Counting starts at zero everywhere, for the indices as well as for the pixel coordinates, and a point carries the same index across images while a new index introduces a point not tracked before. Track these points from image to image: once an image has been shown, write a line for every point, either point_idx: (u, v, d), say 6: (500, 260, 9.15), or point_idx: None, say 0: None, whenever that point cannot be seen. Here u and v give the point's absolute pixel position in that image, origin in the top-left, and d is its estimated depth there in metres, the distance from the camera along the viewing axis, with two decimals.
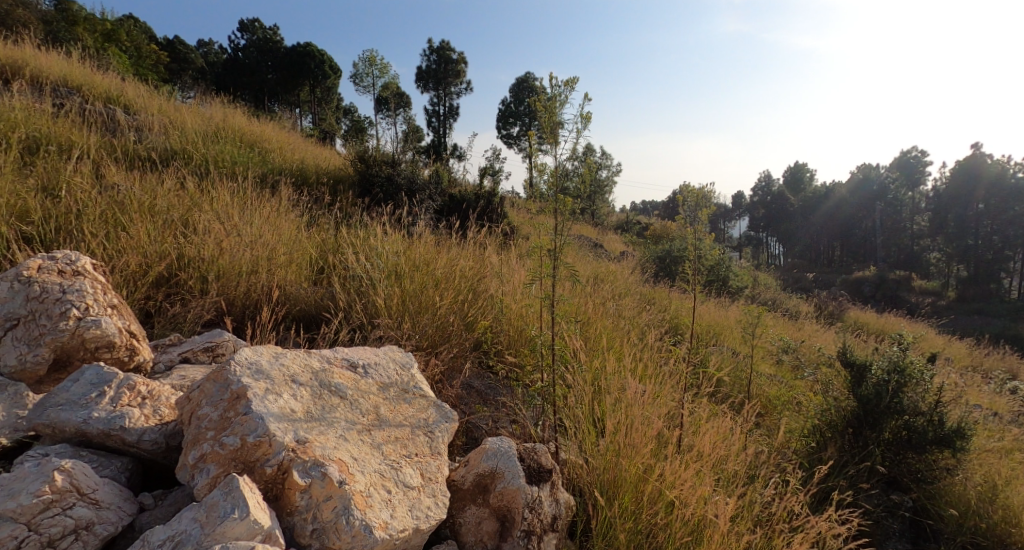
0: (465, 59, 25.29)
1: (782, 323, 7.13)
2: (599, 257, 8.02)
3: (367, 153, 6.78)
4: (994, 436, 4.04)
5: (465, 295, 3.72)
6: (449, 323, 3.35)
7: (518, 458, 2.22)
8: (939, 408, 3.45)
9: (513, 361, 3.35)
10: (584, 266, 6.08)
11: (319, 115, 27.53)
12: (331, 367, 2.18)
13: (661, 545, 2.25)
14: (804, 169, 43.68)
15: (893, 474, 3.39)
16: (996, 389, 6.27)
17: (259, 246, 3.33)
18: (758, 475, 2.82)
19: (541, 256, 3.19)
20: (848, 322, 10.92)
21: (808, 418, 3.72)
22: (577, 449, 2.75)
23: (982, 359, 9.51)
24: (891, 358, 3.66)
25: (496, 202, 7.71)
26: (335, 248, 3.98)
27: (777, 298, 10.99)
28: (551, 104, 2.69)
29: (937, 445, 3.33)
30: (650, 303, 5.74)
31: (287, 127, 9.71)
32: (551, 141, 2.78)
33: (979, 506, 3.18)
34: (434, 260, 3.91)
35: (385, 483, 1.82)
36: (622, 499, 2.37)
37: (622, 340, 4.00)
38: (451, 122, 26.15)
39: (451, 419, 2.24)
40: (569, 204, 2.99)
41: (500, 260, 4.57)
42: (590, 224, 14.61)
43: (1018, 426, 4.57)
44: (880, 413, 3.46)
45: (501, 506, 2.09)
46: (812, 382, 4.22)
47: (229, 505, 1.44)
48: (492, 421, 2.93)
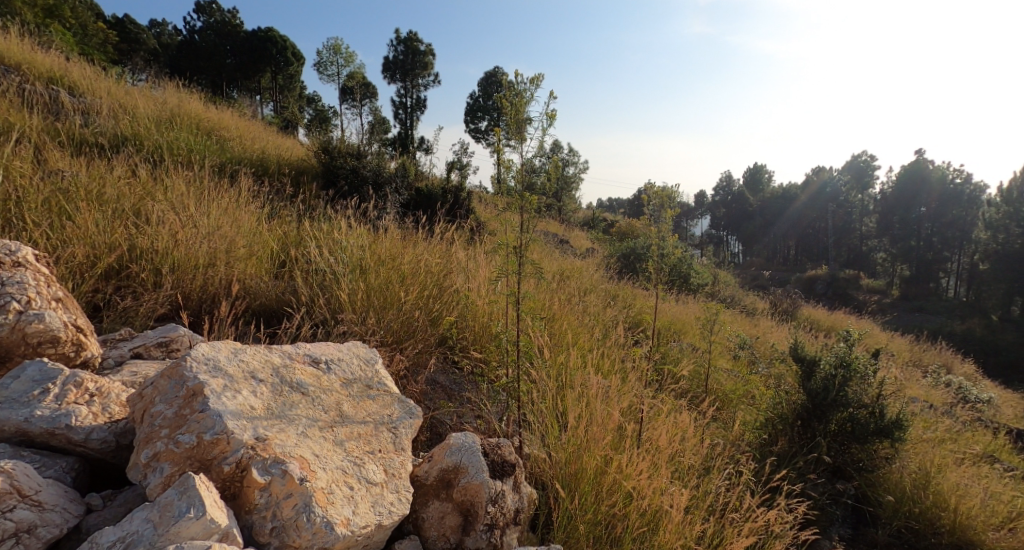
0: (433, 51, 24.99)
1: (738, 320, 7.40)
2: (566, 253, 8.11)
3: (332, 144, 6.64)
4: (930, 426, 4.32)
5: (431, 291, 3.71)
6: (414, 318, 3.34)
7: (482, 453, 2.24)
8: (880, 401, 3.68)
9: (478, 357, 3.37)
10: (550, 262, 6.15)
11: (280, 104, 26.76)
12: (292, 363, 2.15)
13: (619, 534, 2.33)
14: (762, 171, 45.07)
15: (838, 462, 3.57)
16: (932, 382, 6.70)
17: (217, 238, 3.21)
18: (713, 467, 2.95)
19: (507, 253, 3.23)
20: (801, 319, 11.41)
21: (762, 412, 3.88)
22: (541, 443, 2.80)
23: (920, 354, 10.14)
24: (838, 354, 3.87)
25: (464, 198, 7.68)
26: (297, 241, 3.89)
27: (736, 295, 11.40)
28: (518, 100, 2.72)
29: (878, 436, 3.54)
30: (614, 299, 5.87)
31: (247, 115, 9.39)
32: (517, 136, 2.81)
33: (913, 493, 3.37)
34: (400, 254, 3.88)
35: (348, 479, 1.81)
36: (582, 492, 2.44)
37: (587, 336, 4.08)
38: (418, 115, 25.77)
39: (414, 415, 2.24)
40: (534, 201, 3.02)
41: (466, 255, 4.57)
42: (557, 222, 14.75)
43: (950, 417, 4.90)
44: (826, 406, 3.66)
45: (464, 501, 2.10)
46: (766, 377, 4.40)
47: (184, 504, 1.40)
48: (457, 417, 2.94)
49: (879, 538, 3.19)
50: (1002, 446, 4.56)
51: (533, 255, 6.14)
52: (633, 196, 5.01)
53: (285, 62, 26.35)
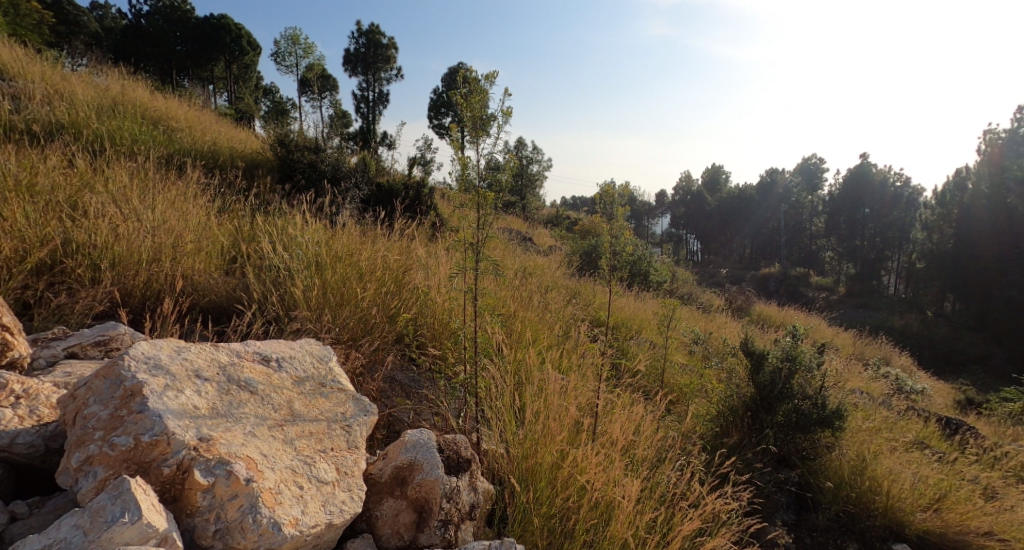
0: (396, 44, 24.60)
1: (694, 316, 7.64)
2: (528, 250, 8.17)
3: (289, 137, 6.47)
4: (869, 416, 4.58)
5: (389, 287, 3.68)
6: (371, 315, 3.31)
7: (437, 449, 2.25)
8: (822, 393, 3.87)
9: (436, 354, 3.36)
10: (512, 259, 6.20)
11: (235, 94, 25.93)
12: (241, 361, 2.10)
13: (572, 526, 2.37)
14: (720, 172, 46.30)
15: (783, 452, 3.76)
16: (872, 374, 7.10)
17: (163, 232, 3.08)
18: (666, 459, 3.03)
19: (466, 249, 3.24)
20: (754, 315, 11.89)
21: (713, 404, 4.03)
22: (498, 438, 2.82)
23: (862, 348, 10.72)
24: (784, 348, 4.07)
25: (426, 194, 7.62)
26: (250, 236, 3.78)
27: (693, 292, 11.77)
28: (475, 97, 2.73)
29: (820, 425, 3.73)
30: (574, 296, 5.97)
31: (199, 105, 9.05)
32: (476, 133, 2.82)
33: (851, 478, 3.53)
34: (358, 250, 3.84)
35: (297, 479, 1.79)
36: (537, 486, 2.48)
37: (547, 333, 4.12)
38: (381, 109, 25.34)
39: (370, 412, 2.22)
40: (491, 198, 3.02)
41: (427, 252, 4.54)
42: (521, 220, 14.84)
43: (886, 407, 5.20)
44: (773, 397, 3.84)
45: (418, 498, 2.10)
46: (718, 370, 4.56)
47: (118, 509, 1.36)
48: (414, 414, 2.93)
49: (819, 522, 3.35)
50: (932, 433, 4.87)
51: (495, 252, 6.17)
52: (591, 194, 5.11)
53: (240, 51, 25.53)
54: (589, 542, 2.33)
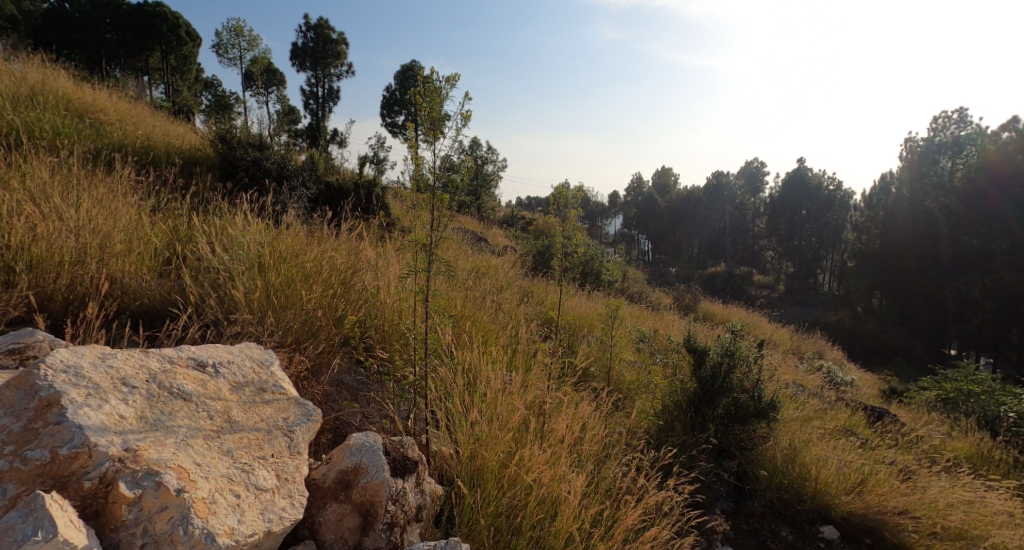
0: (345, 39, 24.04)
1: (642, 314, 7.90)
2: (481, 250, 8.19)
3: (231, 133, 6.21)
4: (801, 407, 4.87)
5: (336, 289, 3.62)
6: (316, 318, 3.24)
7: (383, 451, 2.24)
8: (759, 386, 4.09)
9: (384, 356, 3.33)
10: (465, 259, 6.21)
11: (173, 86, 24.92)
12: (173, 368, 2.02)
13: (518, 524, 2.40)
14: (669, 174, 47.71)
15: (723, 444, 3.96)
16: (807, 368, 7.55)
17: (88, 232, 2.91)
18: (612, 454, 3.13)
19: (416, 251, 3.22)
20: (700, 312, 12.40)
21: (659, 400, 4.19)
22: (448, 439, 2.83)
23: (799, 342, 11.36)
24: (724, 344, 4.28)
25: (377, 193, 7.52)
26: (188, 237, 3.62)
27: (643, 291, 12.14)
28: (432, 98, 2.72)
29: (757, 417, 3.96)
30: (527, 295, 6.05)
31: (132, 97, 8.57)
32: (431, 134, 2.80)
33: (784, 466, 3.74)
34: (303, 251, 3.75)
35: (234, 487, 1.74)
36: (484, 486, 2.51)
37: (498, 334, 4.16)
38: (331, 105, 24.69)
39: (313, 417, 2.18)
40: (444, 200, 3.01)
41: (376, 252, 4.49)
42: (475, 220, 14.87)
43: (818, 398, 5.55)
44: (714, 392, 4.04)
45: (363, 501, 2.08)
46: (664, 366, 4.73)
47: (30, 527, 1.28)
48: (362, 417, 2.89)
49: (755, 509, 3.53)
50: (858, 421, 5.23)
51: (448, 252, 6.17)
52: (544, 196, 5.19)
53: (178, 42, 24.51)
54: (536, 538, 2.37)
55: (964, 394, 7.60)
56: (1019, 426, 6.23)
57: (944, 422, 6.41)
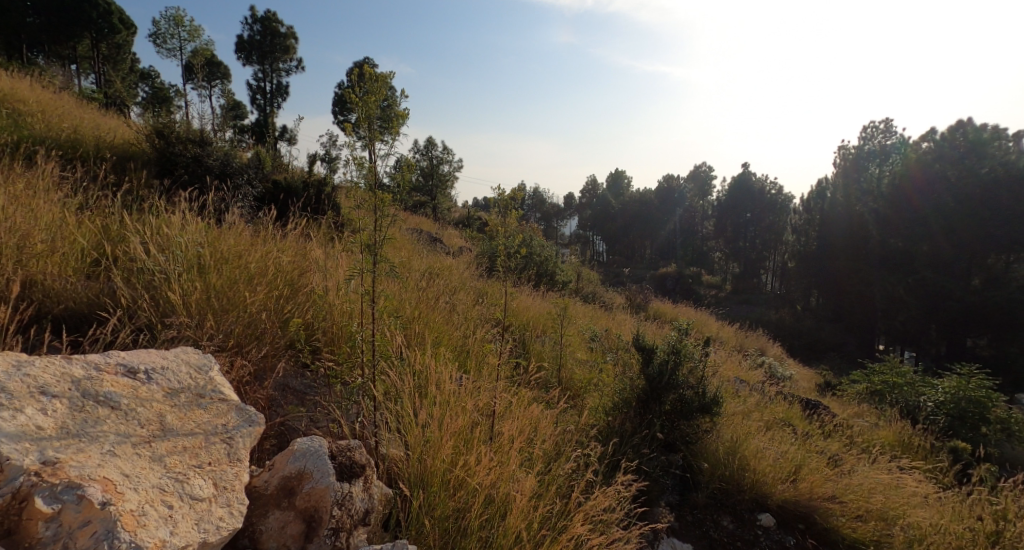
0: (295, 34, 23.37)
1: (595, 313, 8.08)
2: (435, 251, 8.14)
3: (169, 127, 5.92)
4: (742, 401, 5.12)
5: (282, 291, 3.52)
6: (260, 320, 3.14)
7: (328, 456, 2.20)
8: (703, 382, 4.28)
9: (331, 359, 3.26)
10: (418, 260, 6.16)
11: (105, 76, 23.64)
12: (100, 375, 1.92)
13: (467, 524, 2.42)
14: (622, 176, 48.88)
15: (669, 438, 4.11)
16: (749, 364, 7.92)
17: (2, 231, 2.71)
18: (562, 451, 3.19)
19: (363, 252, 3.18)
20: (651, 311, 12.78)
21: (609, 397, 4.30)
22: (398, 442, 2.81)
23: (743, 339, 11.91)
24: (670, 342, 4.45)
25: (327, 193, 7.37)
26: (120, 236, 3.43)
27: (596, 291, 12.39)
28: (370, 97, 2.67)
29: (701, 411, 4.13)
30: (481, 296, 6.07)
31: (58, 88, 8.02)
32: (368, 136, 2.74)
33: (726, 457, 3.91)
34: (247, 251, 3.64)
35: (166, 498, 1.67)
36: (432, 489, 2.51)
37: (451, 334, 4.16)
38: (280, 101, 23.89)
39: (255, 422, 2.11)
40: (384, 201, 2.97)
41: (325, 253, 4.40)
42: (430, 221, 14.75)
43: (758, 392, 5.84)
44: (661, 388, 4.19)
45: (307, 507, 2.04)
46: (614, 364, 4.86)
47: None
48: (309, 421, 2.83)
49: (699, 500, 3.68)
50: (795, 412, 5.55)
51: (400, 254, 6.10)
52: (498, 197, 5.24)
53: (110, 28, 23.13)
54: (485, 538, 2.40)
55: (890, 386, 8.18)
56: (935, 415, 6.78)
57: (872, 412, 6.87)
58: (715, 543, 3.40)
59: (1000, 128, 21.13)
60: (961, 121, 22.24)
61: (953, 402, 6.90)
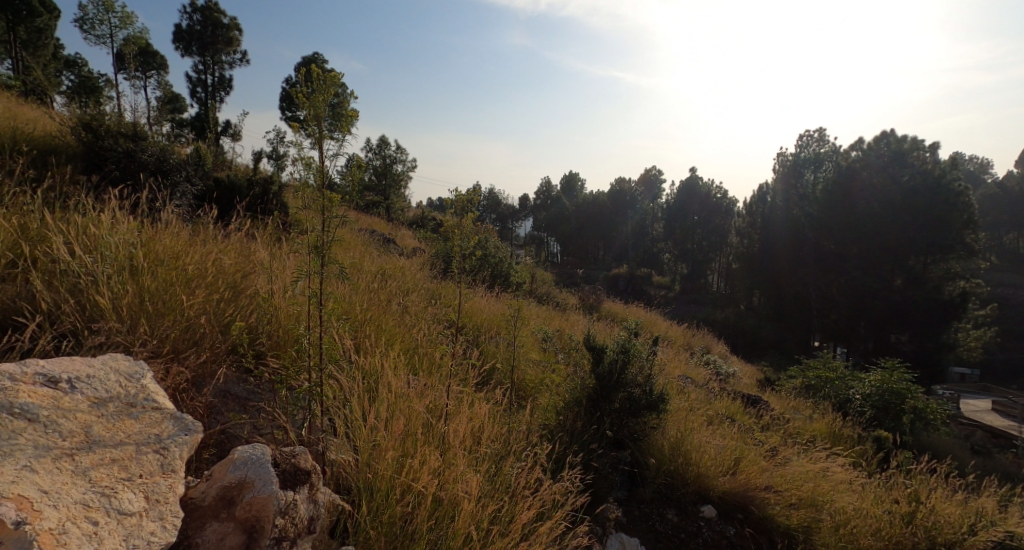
0: (239, 25, 22.38)
1: (548, 314, 8.18)
2: (388, 252, 8.01)
3: (97, 120, 5.58)
4: (687, 397, 5.34)
5: (223, 293, 3.38)
6: (199, 324, 3.01)
7: (272, 464, 2.14)
8: (650, 380, 4.45)
9: (276, 363, 3.16)
10: (369, 262, 6.06)
11: (24, 62, 21.83)
12: (15, 385, 1.78)
13: (416, 528, 2.42)
14: (575, 178, 49.64)
15: (619, 436, 4.24)
16: (695, 362, 8.26)
17: None
18: (513, 451, 3.23)
19: (311, 254, 3.09)
20: (603, 312, 13.07)
21: (560, 396, 4.38)
22: (348, 447, 2.77)
23: (690, 338, 12.38)
24: (620, 341, 4.59)
25: (273, 192, 7.13)
26: (41, 236, 3.20)
27: (550, 292, 12.55)
28: (319, 94, 2.62)
29: (648, 409, 4.29)
30: (434, 297, 6.03)
31: None
32: (316, 135, 2.68)
33: (670, 452, 4.06)
34: (186, 253, 3.48)
35: (90, 514, 1.58)
36: (379, 494, 2.50)
37: (404, 337, 4.13)
38: (222, 95, 22.83)
39: (192, 431, 2.02)
40: (332, 202, 2.89)
41: (270, 254, 4.27)
42: (382, 221, 14.49)
43: (702, 388, 6.10)
44: (610, 387, 4.33)
45: (248, 518, 1.97)
46: (567, 364, 4.96)
47: None
48: (252, 428, 2.74)
49: (645, 494, 3.80)
50: (736, 407, 5.81)
51: (350, 255, 5.98)
52: (452, 199, 5.27)
53: (29, 11, 21.39)
54: (434, 541, 2.41)
55: (823, 380, 8.71)
56: (863, 407, 7.26)
57: (806, 406, 7.30)
58: (661, 536, 3.51)
59: (918, 140, 23.30)
60: (885, 133, 24.07)
61: (877, 394, 7.46)
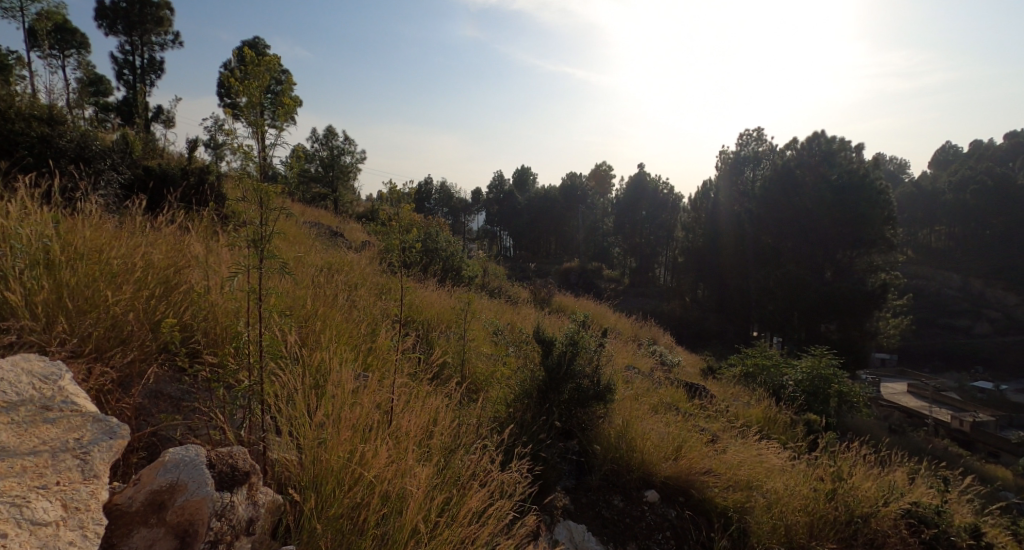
0: (170, 5, 20.99)
1: (499, 307, 8.21)
2: (334, 245, 7.79)
3: (6, 102, 5.12)
4: (633, 387, 5.52)
5: (153, 288, 3.20)
6: (127, 322, 2.84)
7: (206, 465, 2.05)
8: (598, 371, 4.59)
9: (213, 361, 3.03)
10: (315, 256, 5.89)
11: None
12: None
13: (361, 525, 2.39)
14: (528, 173, 49.90)
15: (568, 426, 4.33)
16: (641, 352, 8.54)
17: None
18: (463, 444, 3.25)
19: (248, 247, 2.95)
20: (554, 305, 13.27)
21: (510, 389, 4.42)
22: (290, 445, 2.70)
23: (638, 330, 12.76)
24: (569, 334, 4.69)
25: (211, 183, 6.79)
26: None
27: (502, 286, 12.60)
28: (252, 79, 2.52)
29: (595, 399, 4.44)
30: (383, 291, 5.94)
31: None
32: (255, 122, 2.55)
33: (616, 441, 4.20)
34: (111, 247, 3.27)
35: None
36: (325, 491, 2.45)
37: (351, 332, 4.05)
38: (152, 78, 21.40)
39: (117, 434, 1.92)
40: (270, 192, 2.77)
41: (206, 248, 4.07)
42: (328, 214, 14.04)
43: (647, 378, 6.33)
44: (559, 378, 4.42)
45: (179, 522, 1.88)
46: (517, 357, 5.02)
47: None
48: (187, 430, 2.62)
49: (593, 482, 3.89)
50: (680, 396, 6.06)
51: (294, 249, 5.79)
52: (400, 192, 5.20)
53: None
54: (382, 536, 2.39)
55: (760, 368, 9.21)
56: (795, 392, 7.73)
57: (744, 392, 7.71)
58: (607, 521, 3.62)
59: (845, 141, 24.84)
60: (816, 133, 25.56)
61: (808, 380, 7.97)
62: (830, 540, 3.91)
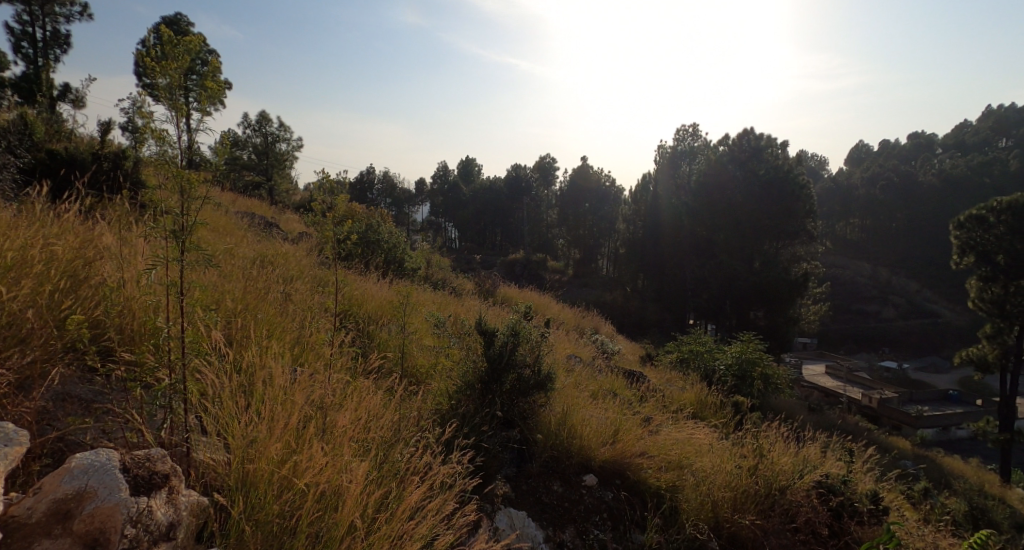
0: None
1: (443, 299, 8.18)
2: (269, 236, 7.47)
3: None
4: (574, 375, 5.65)
5: (59, 282, 2.95)
6: (26, 319, 2.61)
7: (119, 470, 1.92)
8: (538, 360, 4.67)
9: (128, 360, 2.84)
10: (247, 247, 5.64)
11: None
12: None
13: (294, 525, 2.32)
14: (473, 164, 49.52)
15: (509, 415, 4.38)
16: (583, 341, 8.78)
17: None
18: (403, 437, 3.22)
19: (166, 238, 2.75)
20: (499, 296, 13.36)
21: (451, 381, 4.42)
22: (217, 445, 2.58)
23: (581, 319, 13.07)
24: (511, 325, 4.74)
25: (128, 169, 6.32)
26: None
27: (446, 277, 12.54)
28: (171, 58, 2.35)
29: (536, 388, 4.53)
30: (322, 283, 5.77)
31: None
32: (175, 105, 2.37)
33: (557, 428, 4.29)
34: (5, 237, 2.98)
35: None
36: (254, 492, 2.35)
37: (284, 326, 3.91)
38: (56, 52, 19.42)
39: (13, 442, 1.77)
40: (193, 181, 2.57)
41: (121, 239, 3.80)
42: (262, 204, 13.42)
43: (588, 366, 6.52)
44: (501, 368, 4.46)
45: (88, 531, 1.75)
46: (459, 348, 5.03)
47: None
48: (100, 433, 2.45)
49: (533, 469, 3.96)
50: (619, 382, 6.28)
51: (224, 241, 5.51)
52: (337, 181, 5.04)
53: None
54: (316, 535, 2.34)
55: (694, 353, 9.69)
56: (725, 376, 8.20)
57: (679, 377, 8.10)
58: (547, 507, 3.69)
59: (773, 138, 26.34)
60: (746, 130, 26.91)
61: (737, 364, 8.48)
62: (751, 512, 4.19)
